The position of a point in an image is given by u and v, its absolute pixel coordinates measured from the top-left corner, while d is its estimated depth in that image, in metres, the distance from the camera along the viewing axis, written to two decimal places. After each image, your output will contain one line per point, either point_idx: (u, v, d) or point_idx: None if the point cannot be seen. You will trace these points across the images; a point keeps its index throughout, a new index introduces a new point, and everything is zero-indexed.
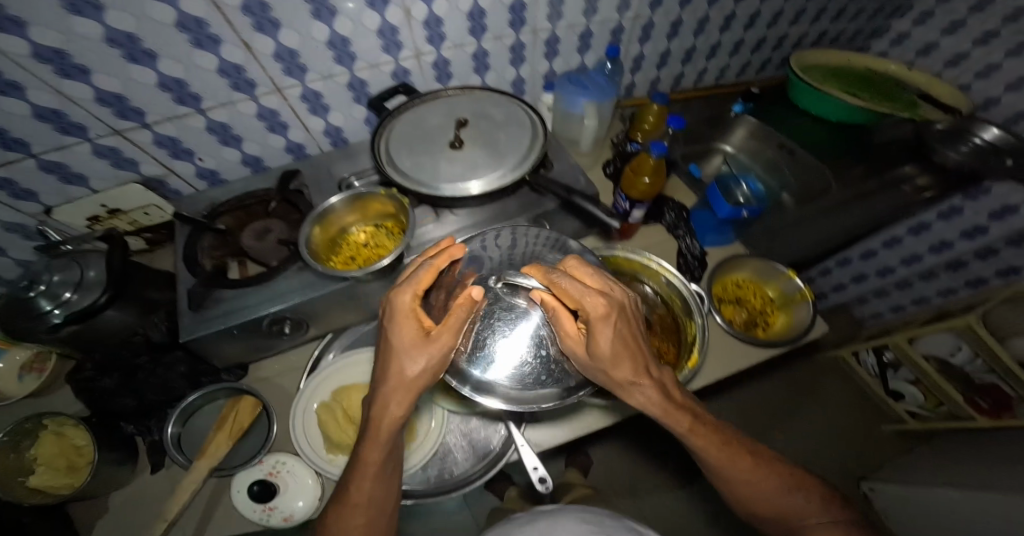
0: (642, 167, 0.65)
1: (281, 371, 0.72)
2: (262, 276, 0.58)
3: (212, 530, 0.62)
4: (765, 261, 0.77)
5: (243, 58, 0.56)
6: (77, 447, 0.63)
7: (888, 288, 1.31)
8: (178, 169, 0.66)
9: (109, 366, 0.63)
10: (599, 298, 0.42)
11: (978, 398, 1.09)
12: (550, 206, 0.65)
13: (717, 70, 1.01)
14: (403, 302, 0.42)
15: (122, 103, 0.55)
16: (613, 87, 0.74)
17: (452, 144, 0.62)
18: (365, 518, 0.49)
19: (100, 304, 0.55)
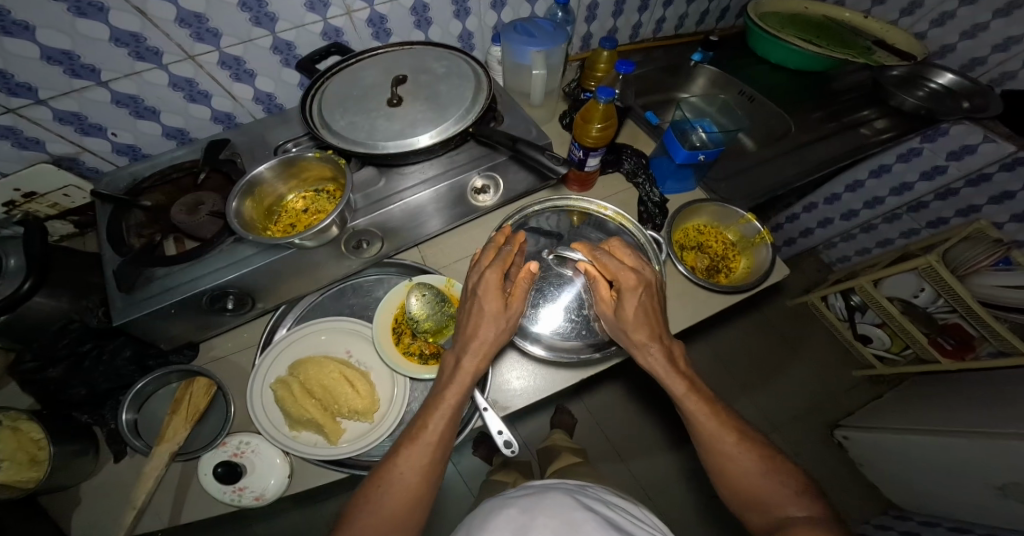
0: (591, 114, 0.63)
1: (235, 348, 0.70)
2: (196, 251, 0.55)
3: (184, 515, 0.60)
4: (723, 205, 0.76)
5: (139, 24, 0.52)
6: (36, 439, 0.61)
7: (857, 232, 1.34)
8: (91, 147, 0.62)
9: (53, 357, 0.60)
10: (630, 272, 0.55)
11: (943, 339, 1.13)
12: (500, 158, 0.65)
13: (676, 19, 0.98)
14: (492, 276, 0.55)
15: (6, 79, 0.51)
16: (561, 35, 0.70)
17: (390, 101, 0.60)
18: (431, 457, 0.50)
19: (24, 291, 0.54)
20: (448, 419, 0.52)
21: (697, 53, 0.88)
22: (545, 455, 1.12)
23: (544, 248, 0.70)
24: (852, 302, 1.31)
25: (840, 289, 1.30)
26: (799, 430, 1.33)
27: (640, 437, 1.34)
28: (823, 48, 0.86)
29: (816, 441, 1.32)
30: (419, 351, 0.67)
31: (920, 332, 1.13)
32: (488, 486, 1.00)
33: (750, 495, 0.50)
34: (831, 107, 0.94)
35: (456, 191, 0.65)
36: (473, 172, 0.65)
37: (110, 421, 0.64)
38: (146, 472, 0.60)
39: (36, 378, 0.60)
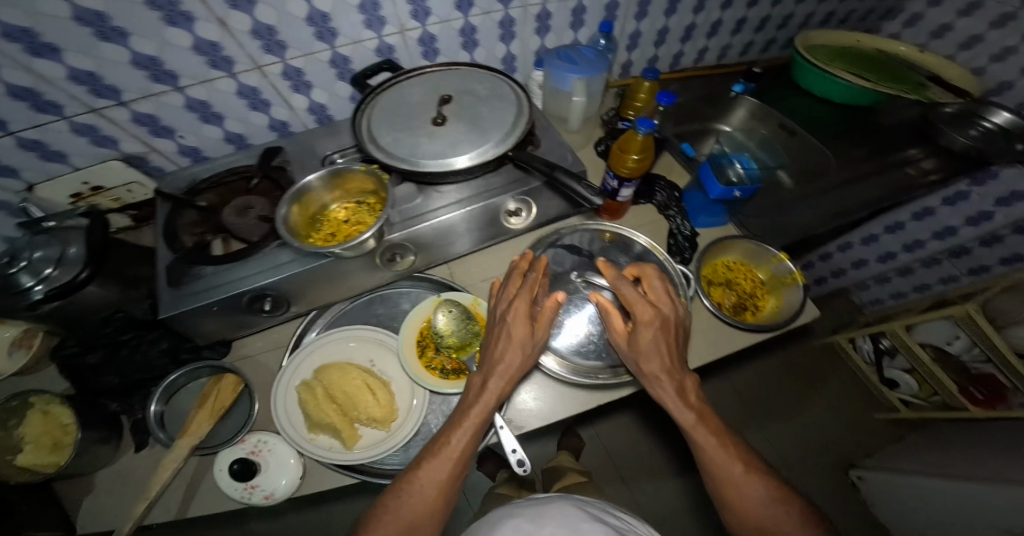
0: (629, 146, 0.63)
1: (264, 349, 0.71)
2: (242, 252, 0.57)
3: (194, 510, 0.61)
4: (756, 244, 0.75)
5: (218, 34, 0.55)
6: (62, 425, 0.64)
7: (890, 274, 1.30)
8: (159, 147, 0.65)
9: (93, 344, 0.63)
10: (647, 306, 0.56)
11: (973, 389, 1.07)
12: (535, 183, 0.66)
13: (718, 50, 0.98)
14: (520, 300, 0.57)
15: (95, 81, 0.54)
16: (603, 62, 0.71)
17: (434, 120, 0.62)
18: (449, 472, 0.50)
19: (80, 280, 0.55)
20: (470, 440, 0.52)
21: (738, 85, 0.89)
22: (550, 476, 1.11)
23: (573, 270, 0.69)
24: (882, 345, 1.29)
25: (871, 333, 1.29)
26: (813, 471, 1.29)
27: (649, 464, 1.31)
28: (875, 85, 0.84)
29: (831, 483, 1.28)
30: (442, 367, 0.67)
31: (950, 380, 1.09)
32: (491, 500, 0.99)
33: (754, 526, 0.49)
34: (873, 144, 0.86)
35: (491, 211, 0.66)
36: (508, 196, 0.65)
37: (138, 411, 0.66)
38: (166, 462, 0.61)
39: (77, 364, 0.62)
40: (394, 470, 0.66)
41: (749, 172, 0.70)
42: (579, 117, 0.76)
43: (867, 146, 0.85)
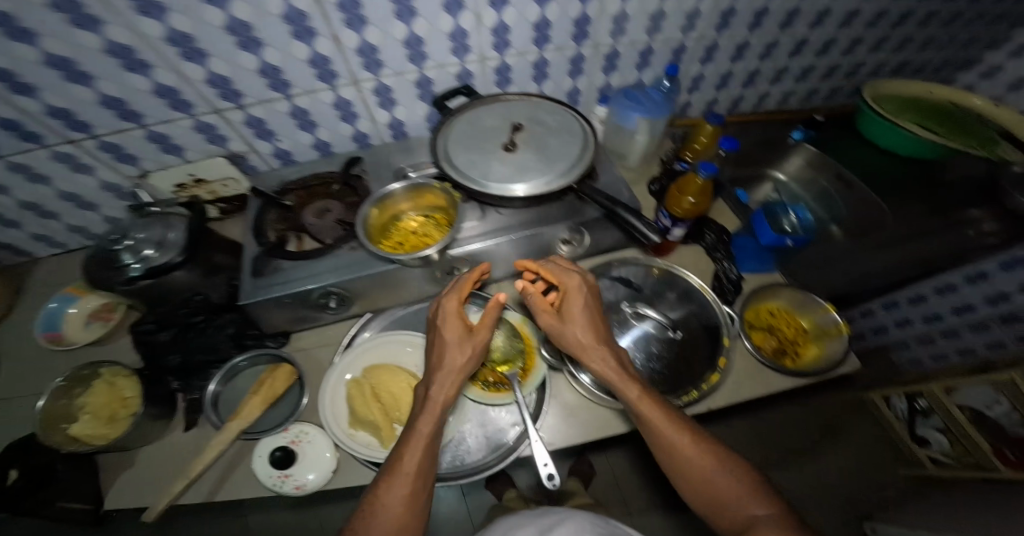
0: (686, 187, 0.66)
1: (319, 343, 0.76)
2: (316, 252, 0.62)
3: (225, 494, 0.66)
4: (800, 292, 0.78)
5: (332, 50, 0.60)
6: (123, 399, 0.72)
7: (934, 335, 1.23)
8: (259, 149, 0.73)
9: (167, 323, 0.70)
10: (572, 271, 0.60)
11: (1007, 450, 1.01)
12: (593, 214, 0.68)
13: (780, 95, 0.99)
14: (451, 302, 0.58)
15: (226, 86, 0.61)
16: (668, 105, 0.76)
17: (506, 146, 0.66)
18: (411, 487, 0.50)
19: (173, 263, 0.59)
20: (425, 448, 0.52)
21: (798, 132, 0.91)
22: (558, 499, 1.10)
23: (623, 299, 0.72)
24: (917, 404, 1.24)
25: (906, 391, 1.25)
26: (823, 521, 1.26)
27: (655, 502, 1.27)
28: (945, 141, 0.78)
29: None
30: (484, 379, 0.73)
31: (985, 441, 1.05)
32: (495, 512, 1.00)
33: (714, 503, 0.49)
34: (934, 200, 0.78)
35: (546, 239, 0.69)
36: (564, 226, 0.67)
37: (195, 391, 0.73)
38: (215, 443, 0.66)
39: (153, 338, 0.70)
40: None
41: (802, 222, 0.80)
42: (639, 152, 0.80)
43: (928, 204, 0.77)
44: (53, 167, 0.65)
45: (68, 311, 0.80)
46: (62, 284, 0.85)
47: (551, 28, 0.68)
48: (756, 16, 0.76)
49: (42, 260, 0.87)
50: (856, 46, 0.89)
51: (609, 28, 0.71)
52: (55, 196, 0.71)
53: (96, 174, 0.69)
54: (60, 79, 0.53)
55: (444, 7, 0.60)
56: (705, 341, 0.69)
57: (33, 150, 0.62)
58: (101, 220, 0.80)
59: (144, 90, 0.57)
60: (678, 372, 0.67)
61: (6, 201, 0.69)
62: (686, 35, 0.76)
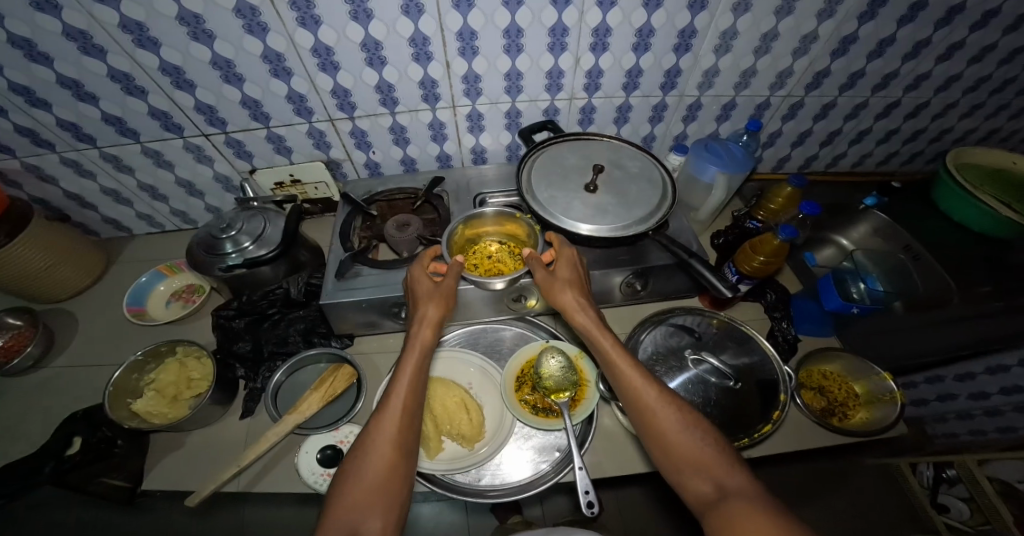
0: (760, 248, 0.69)
1: (379, 349, 0.81)
2: (393, 263, 0.72)
3: (261, 487, 0.69)
4: (858, 358, 0.79)
5: (441, 75, 0.71)
6: (189, 379, 0.77)
7: (974, 410, 0.96)
8: (355, 157, 0.85)
9: (246, 313, 0.76)
10: (568, 241, 0.66)
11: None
12: (664, 262, 0.72)
13: (856, 156, 1.03)
14: (416, 263, 0.62)
15: (344, 98, 0.73)
16: (748, 162, 0.80)
17: (587, 187, 0.72)
18: (389, 430, 0.52)
19: (262, 258, 0.68)
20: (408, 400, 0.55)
21: (871, 197, 0.89)
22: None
23: (687, 348, 0.73)
24: (944, 473, 1.08)
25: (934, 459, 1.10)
26: None
27: None
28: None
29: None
30: (534, 404, 0.74)
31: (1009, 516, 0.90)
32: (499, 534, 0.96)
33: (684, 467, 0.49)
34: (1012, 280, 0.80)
35: (616, 278, 0.73)
36: (627, 271, 0.72)
37: (257, 380, 0.77)
38: (270, 432, 0.68)
39: (229, 324, 0.76)
40: (466, 485, 0.71)
41: (872, 292, 0.76)
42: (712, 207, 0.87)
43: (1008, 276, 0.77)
44: (180, 156, 0.80)
45: (157, 287, 0.88)
46: (150, 259, 0.96)
47: (642, 76, 0.77)
48: (851, 78, 0.81)
49: (137, 237, 0.99)
50: (949, 110, 0.91)
51: (697, 82, 0.79)
52: (172, 181, 0.86)
53: (214, 166, 0.83)
54: (217, 78, 0.67)
55: (549, 48, 0.70)
56: (757, 395, 0.68)
57: (170, 140, 0.77)
58: (201, 208, 0.93)
59: (280, 94, 0.70)
60: (730, 419, 0.66)
61: (130, 181, 0.84)
62: (773, 92, 0.83)
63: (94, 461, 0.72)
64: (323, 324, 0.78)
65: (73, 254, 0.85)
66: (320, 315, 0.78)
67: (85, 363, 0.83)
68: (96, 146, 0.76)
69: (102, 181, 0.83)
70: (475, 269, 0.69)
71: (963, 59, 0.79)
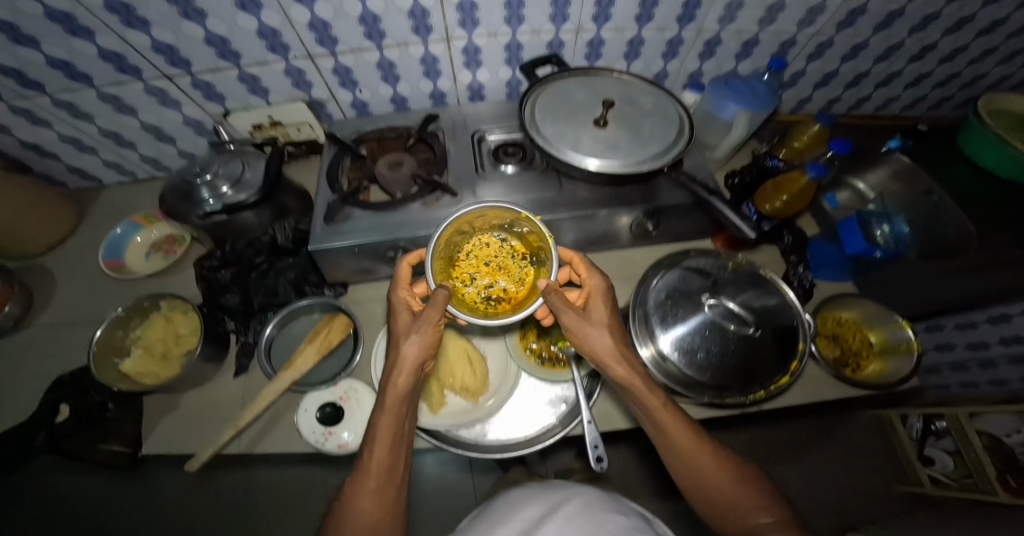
0: (784, 187, 0.67)
1: (375, 298, 0.76)
2: (389, 203, 0.66)
3: (266, 446, 0.67)
4: (880, 307, 0.75)
5: (432, 4, 0.63)
6: (176, 335, 0.72)
7: (969, 363, 1.04)
8: (340, 97, 0.79)
9: (229, 261, 0.72)
10: (595, 269, 0.57)
11: (1009, 477, 0.93)
12: (683, 201, 0.67)
13: (881, 100, 0.98)
14: (394, 293, 0.55)
15: (325, 31, 0.65)
16: (772, 99, 0.76)
17: (596, 121, 0.68)
18: (377, 483, 0.49)
19: (243, 202, 0.61)
20: (389, 461, 0.50)
21: (896, 140, 0.81)
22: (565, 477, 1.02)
23: (703, 292, 0.64)
24: (933, 425, 1.15)
25: (926, 411, 1.14)
26: (822, 519, 1.24)
27: (657, 496, 1.19)
28: None
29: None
30: (539, 353, 0.72)
31: (991, 468, 0.96)
32: (502, 483, 0.95)
33: (729, 520, 0.49)
34: None
35: (629, 219, 0.70)
36: (638, 211, 0.68)
37: (248, 334, 0.73)
38: (266, 391, 0.66)
39: (213, 276, 0.70)
40: (466, 439, 0.68)
41: (898, 235, 0.81)
42: (730, 145, 0.82)
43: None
44: (142, 101, 0.73)
45: (134, 239, 0.82)
46: (126, 208, 0.92)
47: (656, 7, 0.70)
48: (887, 17, 0.75)
49: (108, 187, 0.94)
50: (987, 56, 0.85)
51: (719, 14, 0.72)
52: (137, 128, 0.79)
53: (182, 110, 0.77)
54: (174, 13, 0.59)
55: None
56: (775, 345, 0.63)
57: (129, 84, 0.70)
58: (174, 154, 0.88)
59: (250, 29, 0.63)
60: (748, 373, 0.61)
61: (91, 128, 0.78)
62: (801, 29, 0.76)
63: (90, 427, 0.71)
64: (314, 273, 0.74)
65: (43, 209, 0.80)
66: (311, 263, 0.74)
67: (58, 321, 0.78)
68: (47, 93, 0.69)
69: (61, 129, 0.77)
70: (472, 286, 0.58)
71: (1014, 2, 0.73)
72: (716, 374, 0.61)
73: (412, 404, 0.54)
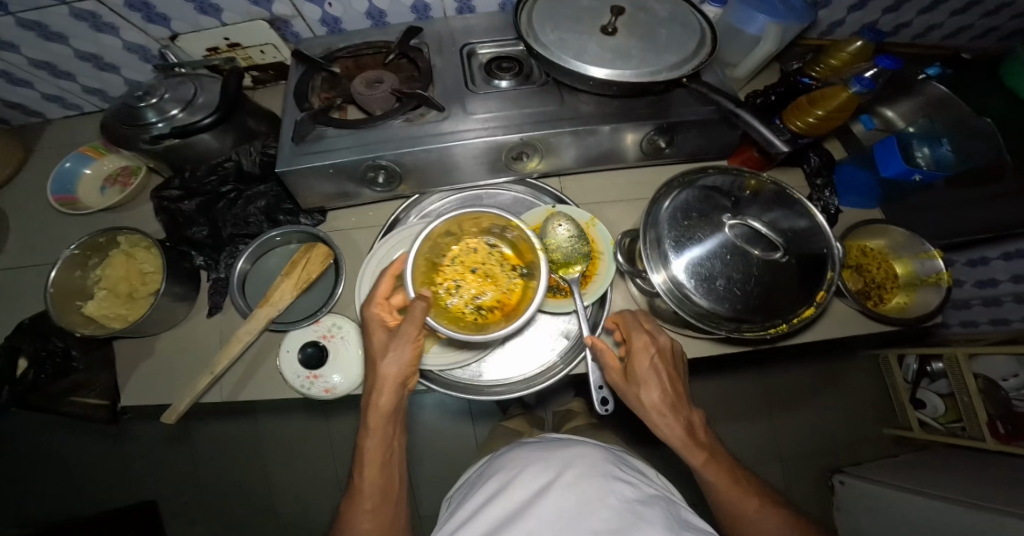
0: (823, 100, 0.58)
1: (357, 226, 0.71)
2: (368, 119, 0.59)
3: (251, 389, 0.62)
4: (911, 235, 0.69)
5: None
6: (143, 272, 0.66)
7: (972, 302, 1.00)
8: (306, 13, 0.70)
9: (193, 191, 0.66)
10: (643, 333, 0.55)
11: (998, 423, 0.97)
12: (705, 113, 0.61)
13: (920, 29, 0.87)
14: (369, 313, 0.51)
15: None
16: (809, 12, 0.67)
17: (604, 29, 0.59)
18: (373, 504, 0.51)
19: (201, 124, 0.55)
20: (382, 482, 0.52)
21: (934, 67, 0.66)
22: (561, 418, 1.00)
23: (725, 213, 0.57)
24: (928, 367, 1.13)
25: (923, 353, 1.13)
26: (809, 464, 1.26)
27: (652, 441, 1.19)
28: None
29: (812, 486, 1.24)
30: None
31: (983, 412, 0.99)
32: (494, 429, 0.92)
33: None
34: None
35: (639, 138, 0.64)
36: (648, 127, 0.62)
37: (220, 270, 0.68)
38: (241, 331, 0.60)
39: (176, 207, 0.66)
40: (460, 380, 0.64)
41: (940, 156, 0.69)
42: (754, 63, 0.75)
43: None
44: (72, 26, 0.65)
45: (84, 172, 0.78)
46: (78, 143, 0.85)
47: None
48: None
49: (53, 122, 0.87)
50: None
51: None
52: (71, 56, 0.71)
53: (120, 35, 0.69)
54: None
55: None
56: (799, 271, 0.56)
57: (51, 7, 0.61)
58: (121, 84, 0.80)
59: None
60: (767, 304, 0.56)
61: (17, 59, 0.71)
62: None
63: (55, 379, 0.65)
64: (288, 199, 0.69)
65: None
66: (283, 189, 0.69)
67: (18, 266, 0.74)
68: None
69: None
70: (459, 296, 0.58)
71: None
72: (734, 303, 0.56)
73: (399, 421, 0.55)
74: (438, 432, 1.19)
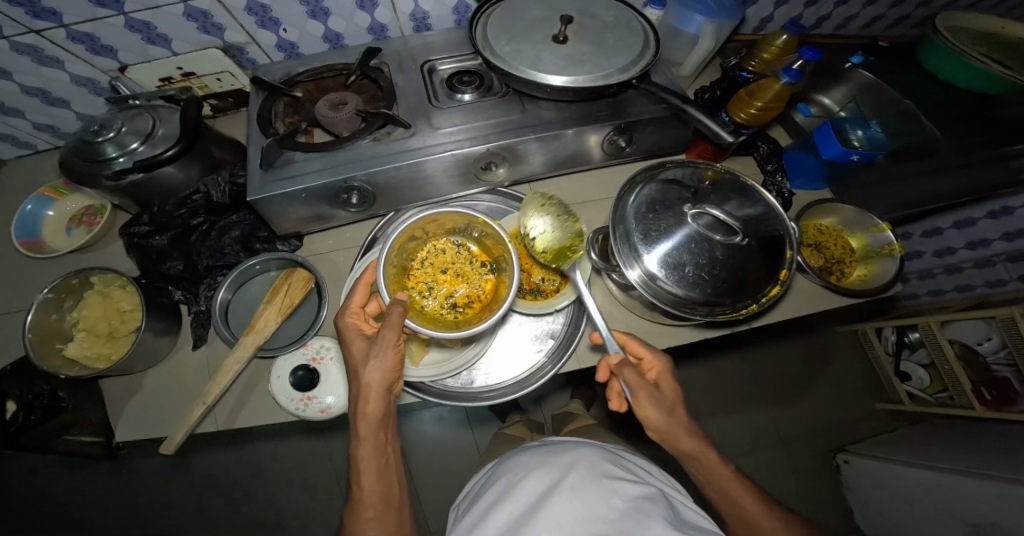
0: (759, 92, 0.62)
1: (335, 248, 0.72)
2: (336, 142, 0.60)
3: (245, 417, 0.62)
4: (858, 210, 0.74)
5: None
6: (121, 311, 0.67)
7: (937, 271, 1.06)
8: (261, 40, 0.71)
9: (165, 227, 0.67)
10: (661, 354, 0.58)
11: (983, 388, 1.02)
12: (657, 112, 0.64)
13: (841, 20, 0.92)
14: (345, 322, 0.53)
15: None
16: (739, 9, 0.73)
17: (555, 37, 0.62)
18: (375, 510, 0.52)
19: (162, 156, 0.55)
20: (382, 488, 0.53)
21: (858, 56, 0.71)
22: (561, 420, 1.00)
23: (685, 203, 0.61)
24: (908, 338, 1.20)
25: (899, 323, 1.19)
26: (806, 440, 1.29)
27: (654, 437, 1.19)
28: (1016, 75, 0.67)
29: (811, 460, 1.28)
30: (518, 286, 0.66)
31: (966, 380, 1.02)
32: (496, 437, 0.91)
33: None
34: None
35: (597, 140, 0.67)
36: (607, 128, 0.64)
37: (200, 302, 0.68)
38: (230, 360, 0.61)
39: (149, 243, 0.67)
40: (452, 386, 0.65)
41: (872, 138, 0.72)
42: (697, 61, 0.79)
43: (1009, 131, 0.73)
44: (15, 61, 0.65)
45: (46, 214, 0.78)
46: (34, 182, 0.84)
47: None
48: None
49: (8, 162, 0.86)
50: None
51: None
52: (18, 92, 0.71)
53: (66, 68, 0.68)
54: None
55: None
56: (761, 253, 0.60)
57: None
58: (73, 119, 0.79)
59: None
60: (736, 284, 0.59)
61: None
62: None
63: (49, 419, 0.65)
64: (263, 227, 0.70)
65: None
66: (256, 217, 0.70)
67: None
68: None
69: None
70: (432, 298, 0.60)
71: None
72: (704, 290, 0.58)
73: (390, 427, 0.56)
74: (438, 445, 1.19)
